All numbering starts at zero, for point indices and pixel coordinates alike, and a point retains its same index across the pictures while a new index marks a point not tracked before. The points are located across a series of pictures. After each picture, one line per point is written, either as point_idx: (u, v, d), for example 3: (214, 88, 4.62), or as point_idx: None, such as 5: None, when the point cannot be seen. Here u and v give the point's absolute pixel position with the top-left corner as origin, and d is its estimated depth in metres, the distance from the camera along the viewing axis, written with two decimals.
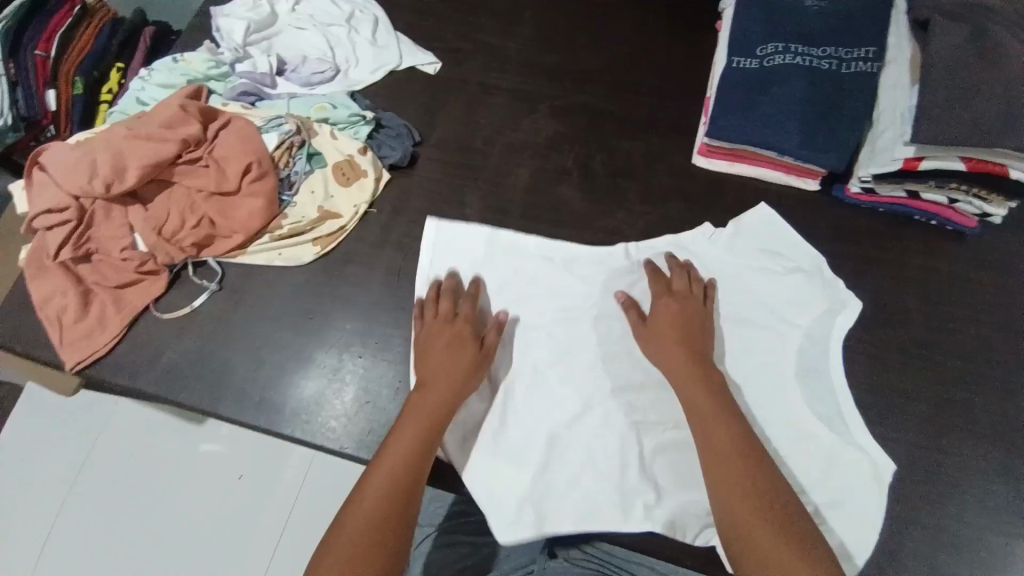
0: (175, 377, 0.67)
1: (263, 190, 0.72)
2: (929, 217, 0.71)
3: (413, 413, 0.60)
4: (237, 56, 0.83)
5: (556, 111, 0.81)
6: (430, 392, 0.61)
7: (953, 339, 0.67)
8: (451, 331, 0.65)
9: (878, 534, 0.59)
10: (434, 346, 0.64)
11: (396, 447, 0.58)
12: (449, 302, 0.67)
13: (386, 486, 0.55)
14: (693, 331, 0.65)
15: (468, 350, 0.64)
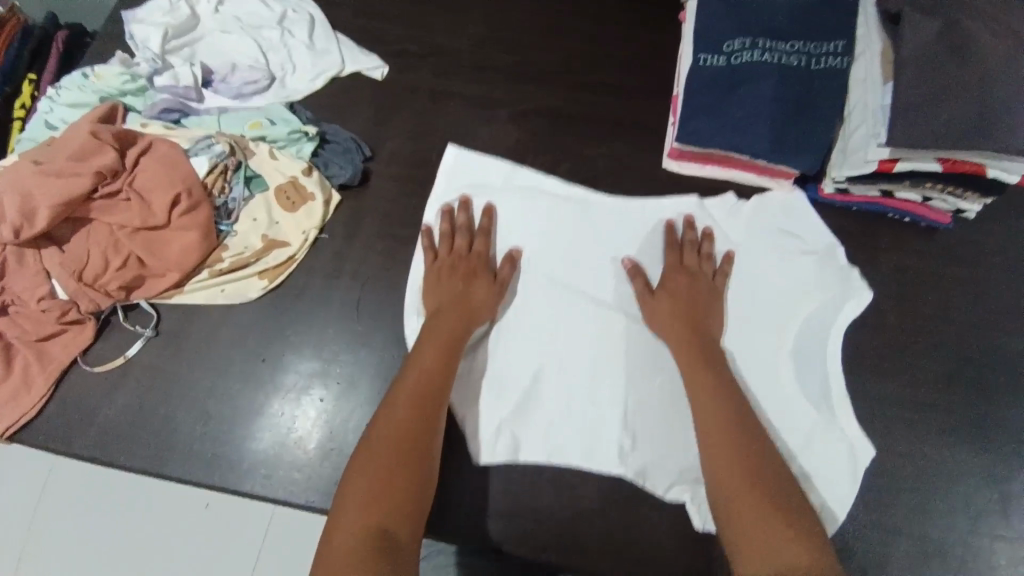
0: (114, 438, 0.63)
1: (195, 222, 0.66)
2: (903, 215, 0.69)
3: (432, 345, 0.60)
4: (156, 68, 0.75)
5: (515, 116, 0.76)
6: (446, 325, 0.62)
7: (932, 340, 0.66)
8: (464, 266, 0.66)
9: (851, 525, 0.59)
10: (449, 280, 0.65)
11: (413, 377, 0.58)
12: (461, 240, 0.68)
13: (405, 419, 0.54)
14: (701, 289, 0.65)
15: (481, 285, 0.65)
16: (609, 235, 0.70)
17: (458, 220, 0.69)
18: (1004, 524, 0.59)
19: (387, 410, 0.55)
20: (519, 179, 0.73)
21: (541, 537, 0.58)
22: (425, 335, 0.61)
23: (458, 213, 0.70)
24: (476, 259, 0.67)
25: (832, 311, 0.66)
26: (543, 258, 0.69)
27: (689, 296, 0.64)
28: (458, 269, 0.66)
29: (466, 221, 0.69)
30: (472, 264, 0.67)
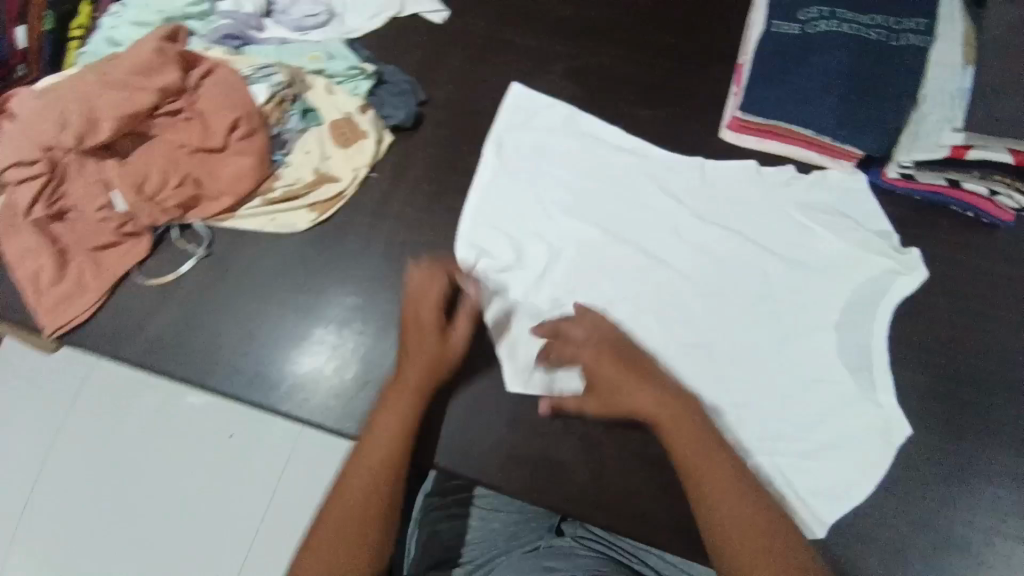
0: (162, 348, 0.66)
1: (252, 149, 0.68)
2: (966, 208, 0.66)
3: (388, 419, 0.58)
4: None
5: (573, 72, 0.75)
6: (402, 397, 0.59)
7: (979, 338, 0.64)
8: (423, 328, 0.61)
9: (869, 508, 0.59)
10: (408, 345, 0.61)
11: (363, 460, 0.56)
12: (423, 311, 0.61)
13: (354, 503, 0.54)
14: (595, 338, 0.61)
15: (445, 346, 0.61)
16: (656, 200, 0.69)
17: (425, 289, 0.62)
18: None
19: (338, 495, 0.55)
20: (578, 125, 0.73)
21: (557, 486, 0.61)
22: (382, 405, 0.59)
23: (421, 281, 0.62)
24: (435, 321, 0.61)
25: (875, 294, 0.65)
26: (590, 214, 0.69)
27: (596, 345, 0.60)
28: (417, 326, 0.61)
29: (433, 290, 0.62)
30: (432, 323, 0.61)
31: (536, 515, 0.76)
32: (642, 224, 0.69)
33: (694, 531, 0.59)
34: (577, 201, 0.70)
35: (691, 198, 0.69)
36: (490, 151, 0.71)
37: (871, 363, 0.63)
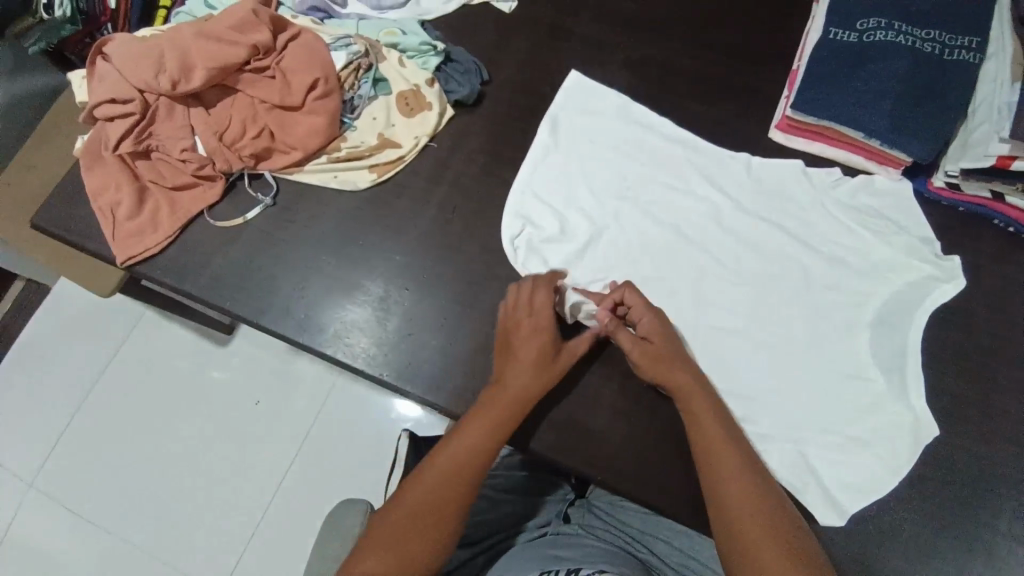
0: (222, 285, 0.70)
1: (325, 109, 0.73)
2: (1011, 223, 0.67)
3: (484, 425, 0.60)
4: None
5: (631, 65, 0.78)
6: (502, 404, 0.60)
7: (1014, 350, 0.64)
8: (536, 340, 0.62)
9: (891, 505, 0.59)
10: (517, 349, 0.62)
11: (451, 454, 0.59)
12: (537, 321, 0.63)
13: (436, 489, 0.58)
14: (655, 332, 0.62)
15: (551, 364, 0.62)
16: (703, 190, 0.72)
17: (530, 292, 0.64)
18: None
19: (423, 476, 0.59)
20: (632, 115, 0.76)
21: (580, 450, 0.63)
22: (486, 401, 0.61)
23: (531, 285, 0.64)
24: (549, 335, 0.62)
25: (912, 299, 0.66)
26: (637, 199, 0.72)
27: (654, 318, 0.63)
28: (532, 335, 0.62)
29: (545, 300, 0.64)
30: (547, 336, 0.62)
31: (546, 499, 0.80)
32: (686, 212, 0.71)
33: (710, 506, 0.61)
34: (624, 185, 0.73)
35: (737, 191, 0.72)
36: (547, 131, 0.75)
37: (909, 367, 0.63)
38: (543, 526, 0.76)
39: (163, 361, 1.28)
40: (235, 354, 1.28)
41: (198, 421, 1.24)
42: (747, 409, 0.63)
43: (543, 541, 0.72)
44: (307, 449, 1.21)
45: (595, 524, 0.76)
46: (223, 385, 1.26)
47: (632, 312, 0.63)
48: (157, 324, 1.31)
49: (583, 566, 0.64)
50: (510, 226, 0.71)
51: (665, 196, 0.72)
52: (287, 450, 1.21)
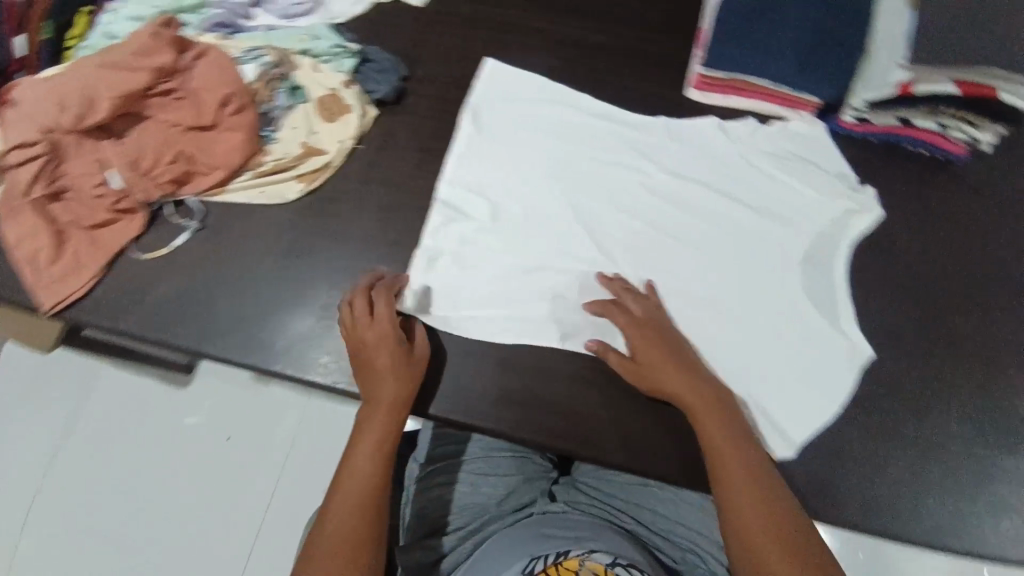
0: (160, 319, 0.68)
1: (242, 124, 0.71)
2: (922, 147, 0.71)
3: (373, 436, 0.62)
4: None
5: (547, 43, 0.79)
6: (381, 422, 0.62)
7: (939, 264, 0.68)
8: (384, 346, 0.62)
9: (845, 430, 0.62)
10: (374, 358, 0.62)
11: (348, 493, 0.60)
12: (384, 326, 0.63)
13: (348, 509, 0.59)
14: (644, 347, 0.63)
15: (413, 358, 0.63)
16: (630, 157, 0.73)
17: (368, 302, 0.65)
18: (995, 435, 0.62)
19: (334, 504, 0.60)
20: (553, 94, 0.77)
21: (548, 424, 0.63)
22: (367, 414, 0.62)
23: (368, 296, 0.65)
24: (396, 335, 0.63)
25: (837, 234, 0.69)
26: (564, 176, 0.73)
27: (644, 326, 0.64)
28: (380, 344, 0.62)
29: (382, 308, 0.64)
30: (395, 338, 0.63)
31: (527, 475, 0.80)
32: (617, 179, 0.72)
33: (675, 457, 0.62)
34: (554, 161, 0.73)
35: (663, 154, 0.73)
36: (468, 122, 0.75)
37: (844, 297, 0.66)
38: (526, 506, 0.78)
39: (125, 412, 1.23)
40: (200, 392, 1.24)
41: (170, 467, 1.20)
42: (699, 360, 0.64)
43: (530, 521, 0.73)
44: (287, 476, 1.19)
45: (581, 500, 0.77)
46: (192, 426, 1.22)
47: (623, 325, 0.64)
48: (113, 375, 1.25)
49: (573, 547, 0.66)
50: (434, 223, 0.70)
51: (596, 166, 0.73)
52: (267, 481, 1.19)
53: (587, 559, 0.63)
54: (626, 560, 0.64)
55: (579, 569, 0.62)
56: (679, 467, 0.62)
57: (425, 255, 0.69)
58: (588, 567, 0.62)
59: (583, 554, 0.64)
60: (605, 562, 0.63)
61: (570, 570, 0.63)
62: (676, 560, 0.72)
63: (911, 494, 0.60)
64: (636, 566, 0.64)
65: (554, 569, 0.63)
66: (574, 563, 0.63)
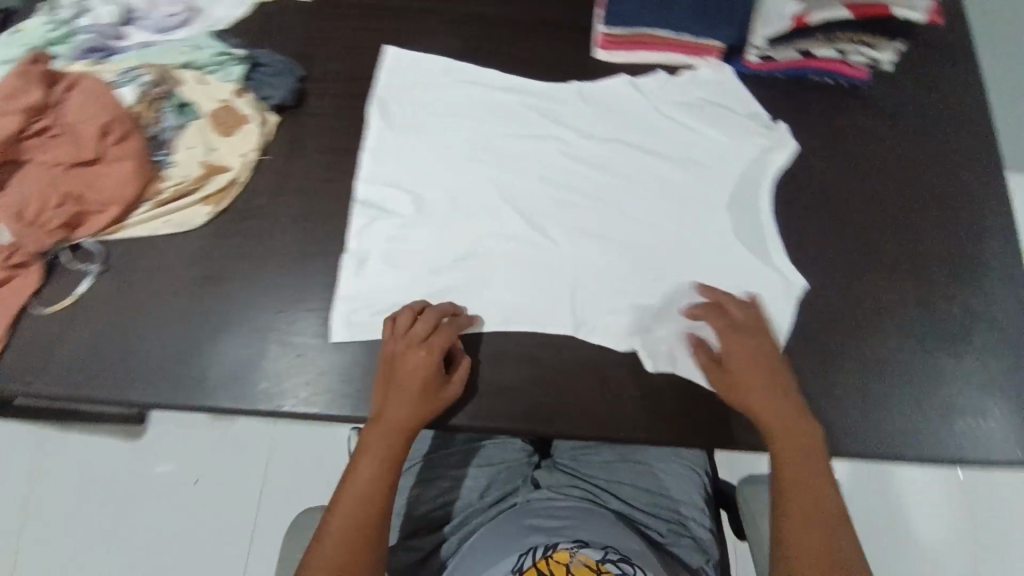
0: (77, 374, 0.62)
1: (130, 152, 0.67)
2: (828, 75, 0.72)
3: (380, 451, 0.60)
4: (78, 13, 0.76)
5: (446, 22, 0.76)
6: (389, 436, 0.60)
7: (860, 187, 0.69)
8: (420, 375, 0.60)
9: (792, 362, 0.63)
10: (401, 380, 0.60)
11: (352, 497, 0.59)
12: (432, 354, 0.60)
13: (352, 516, 0.58)
14: (739, 356, 0.61)
15: (441, 382, 0.60)
16: (547, 127, 0.72)
17: (410, 324, 0.62)
18: (933, 342, 0.65)
19: (338, 509, 0.59)
20: (460, 73, 0.74)
21: (509, 409, 0.62)
22: (376, 427, 0.60)
23: (411, 316, 0.62)
24: (438, 362, 0.60)
25: (759, 172, 0.69)
26: (484, 156, 0.70)
27: (746, 338, 0.61)
28: (417, 373, 0.59)
29: (426, 332, 0.61)
30: (433, 366, 0.60)
31: (507, 464, 0.77)
32: (538, 152, 0.71)
33: (635, 419, 0.62)
34: (473, 142, 0.71)
35: (580, 120, 0.72)
36: (376, 114, 0.72)
37: (773, 234, 0.67)
38: (508, 496, 0.75)
39: (80, 477, 1.16)
40: (157, 441, 1.18)
41: (140, 524, 1.14)
42: (644, 319, 0.64)
43: (514, 514, 0.72)
44: (265, 508, 1.15)
45: (563, 482, 0.76)
46: (154, 477, 1.16)
47: (719, 329, 0.62)
48: (59, 442, 1.18)
49: (562, 541, 0.65)
50: (357, 226, 0.68)
51: (516, 142, 0.71)
52: (244, 518, 1.14)
53: (577, 554, 0.62)
54: (617, 554, 0.63)
55: (569, 562, 0.61)
56: (643, 427, 0.61)
57: (354, 259, 0.67)
58: (578, 561, 0.61)
59: (573, 548, 0.63)
60: (596, 558, 0.62)
61: (560, 563, 0.61)
62: (661, 533, 0.74)
63: (864, 413, 0.62)
64: (627, 561, 0.62)
65: (544, 563, 0.62)
66: (564, 557, 0.62)
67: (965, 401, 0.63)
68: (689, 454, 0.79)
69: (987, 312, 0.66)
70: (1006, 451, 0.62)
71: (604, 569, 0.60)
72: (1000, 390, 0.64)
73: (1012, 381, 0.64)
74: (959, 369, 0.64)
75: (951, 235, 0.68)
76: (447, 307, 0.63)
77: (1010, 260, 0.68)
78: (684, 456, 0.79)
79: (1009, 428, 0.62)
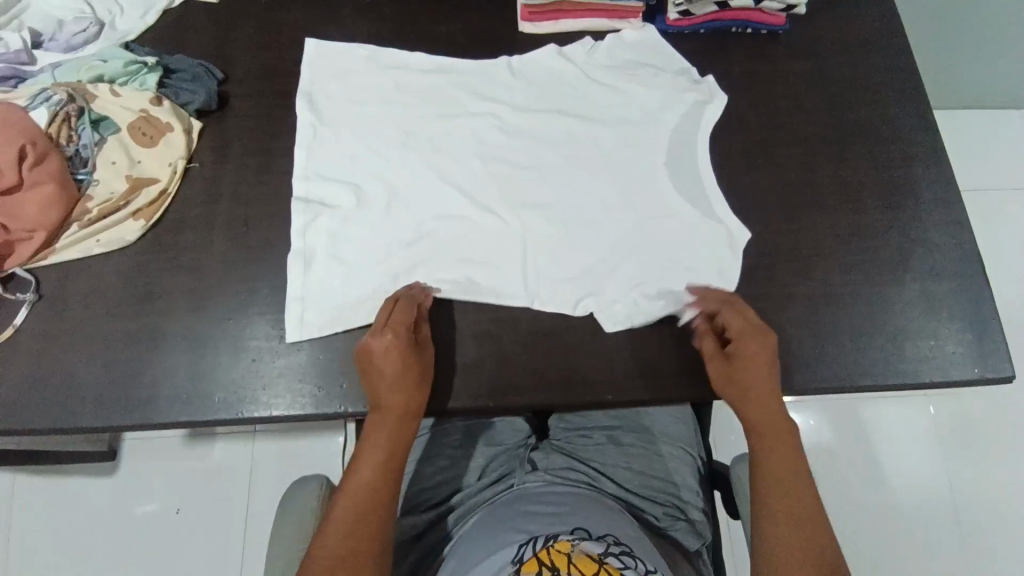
0: (22, 408, 0.60)
1: (49, 174, 0.64)
2: (746, 26, 0.74)
3: (381, 447, 0.58)
4: None
5: (364, 10, 0.75)
6: (389, 428, 0.58)
7: (789, 131, 0.71)
8: (393, 358, 0.58)
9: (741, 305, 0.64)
10: (380, 368, 0.58)
11: (356, 490, 0.58)
12: (394, 331, 0.58)
13: (355, 513, 0.57)
14: (746, 355, 0.59)
15: (425, 368, 0.59)
16: (479, 104, 0.71)
17: (387, 311, 0.60)
18: (873, 272, 0.67)
19: (341, 507, 0.57)
20: (384, 60, 0.73)
21: (487, 385, 0.61)
22: (376, 420, 0.59)
23: (387, 304, 0.61)
24: (407, 343, 0.58)
25: (691, 126, 0.70)
26: (420, 138, 0.70)
27: (749, 335, 0.60)
28: (387, 358, 0.58)
29: (392, 315, 0.60)
30: (404, 348, 0.58)
31: (507, 446, 0.77)
32: (474, 130, 0.70)
33: (606, 382, 0.62)
34: (407, 127, 0.70)
35: (509, 94, 0.72)
36: (305, 109, 0.70)
37: (711, 184, 0.68)
38: (504, 478, 0.75)
39: (57, 520, 1.13)
40: (133, 475, 1.15)
41: (127, 561, 1.11)
42: (596, 283, 0.65)
43: (509, 497, 0.71)
44: (252, 523, 1.13)
45: (560, 464, 0.75)
46: (135, 508, 1.14)
47: (734, 330, 0.60)
48: (32, 491, 1.14)
49: (561, 532, 0.62)
50: (298, 224, 0.66)
51: (450, 121, 0.71)
52: (232, 537, 1.13)
53: (579, 545, 0.59)
54: (619, 547, 0.60)
55: (570, 552, 0.58)
56: (608, 388, 0.62)
57: (300, 257, 0.65)
58: (580, 552, 0.58)
59: (575, 539, 0.60)
60: (597, 552, 0.59)
61: (561, 553, 0.58)
62: (658, 518, 0.74)
63: (818, 348, 0.64)
64: (629, 553, 0.60)
65: (545, 553, 0.58)
66: (565, 547, 0.59)
67: (914, 325, 0.65)
68: (682, 435, 0.79)
69: (924, 236, 0.68)
70: (957, 369, 0.64)
71: (605, 562, 0.58)
72: (945, 309, 0.66)
73: (955, 299, 0.66)
74: (905, 294, 0.66)
75: (882, 167, 0.70)
76: (414, 290, 0.63)
77: (940, 184, 0.70)
78: (677, 438, 0.79)
79: (958, 346, 0.64)
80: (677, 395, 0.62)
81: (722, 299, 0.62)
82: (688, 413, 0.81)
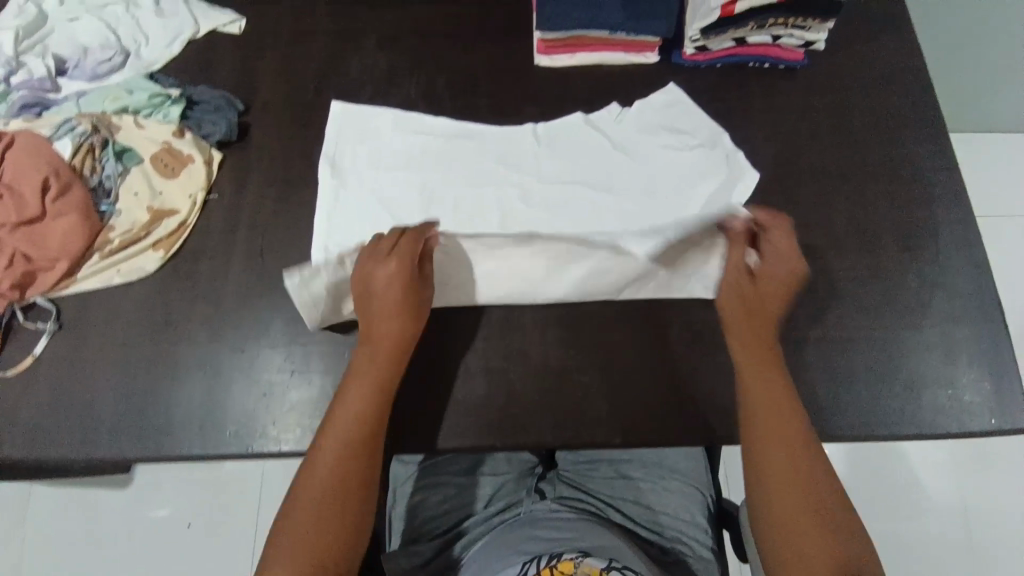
0: (40, 437, 0.61)
1: (73, 205, 0.65)
2: (763, 61, 0.75)
3: (374, 377, 0.59)
4: (9, 69, 0.73)
5: (385, 43, 0.77)
6: (383, 355, 0.59)
7: (806, 167, 0.71)
8: (394, 281, 0.60)
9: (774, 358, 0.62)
10: (378, 292, 0.60)
11: (342, 418, 0.57)
12: (398, 259, 0.60)
13: (338, 450, 0.56)
14: (769, 282, 0.62)
15: (422, 302, 0.61)
16: (505, 174, 0.71)
17: (389, 241, 0.62)
18: (891, 316, 0.66)
19: (326, 436, 0.57)
20: (411, 125, 0.72)
21: (496, 419, 0.61)
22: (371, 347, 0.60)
23: (390, 235, 0.62)
24: (410, 271, 0.60)
25: (712, 176, 0.70)
26: (443, 206, 0.69)
27: (786, 265, 0.63)
28: (391, 279, 0.60)
29: (397, 243, 0.61)
30: (407, 276, 0.60)
31: (512, 476, 0.77)
32: (493, 170, 0.71)
33: (618, 420, 0.61)
34: (426, 163, 0.71)
35: (533, 164, 0.71)
36: (328, 174, 0.70)
37: None
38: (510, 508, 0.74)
39: (68, 534, 1.14)
40: (144, 491, 1.16)
41: None
42: (610, 320, 0.65)
43: (515, 522, 0.69)
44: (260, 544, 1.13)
45: (566, 494, 0.75)
46: (143, 524, 1.14)
47: (768, 247, 0.63)
48: (45, 503, 1.15)
49: (564, 548, 0.61)
50: None
51: (467, 154, 0.71)
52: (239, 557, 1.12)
53: (582, 563, 0.58)
54: (622, 563, 0.59)
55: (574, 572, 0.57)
56: (619, 428, 0.61)
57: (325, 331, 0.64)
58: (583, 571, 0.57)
59: (578, 557, 0.59)
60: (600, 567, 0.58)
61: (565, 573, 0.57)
62: (666, 552, 0.72)
63: (834, 391, 0.63)
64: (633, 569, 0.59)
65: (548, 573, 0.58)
66: (568, 566, 0.58)
67: (932, 372, 0.64)
68: (692, 473, 0.78)
69: (944, 278, 0.67)
70: (978, 419, 0.62)
71: None
72: (965, 355, 0.65)
73: (974, 342, 0.65)
74: (924, 338, 0.65)
75: (901, 206, 0.70)
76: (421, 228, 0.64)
77: (962, 225, 0.69)
78: (685, 475, 0.78)
79: (979, 395, 0.63)
80: (691, 435, 0.61)
81: (773, 219, 0.64)
82: (700, 453, 0.80)
